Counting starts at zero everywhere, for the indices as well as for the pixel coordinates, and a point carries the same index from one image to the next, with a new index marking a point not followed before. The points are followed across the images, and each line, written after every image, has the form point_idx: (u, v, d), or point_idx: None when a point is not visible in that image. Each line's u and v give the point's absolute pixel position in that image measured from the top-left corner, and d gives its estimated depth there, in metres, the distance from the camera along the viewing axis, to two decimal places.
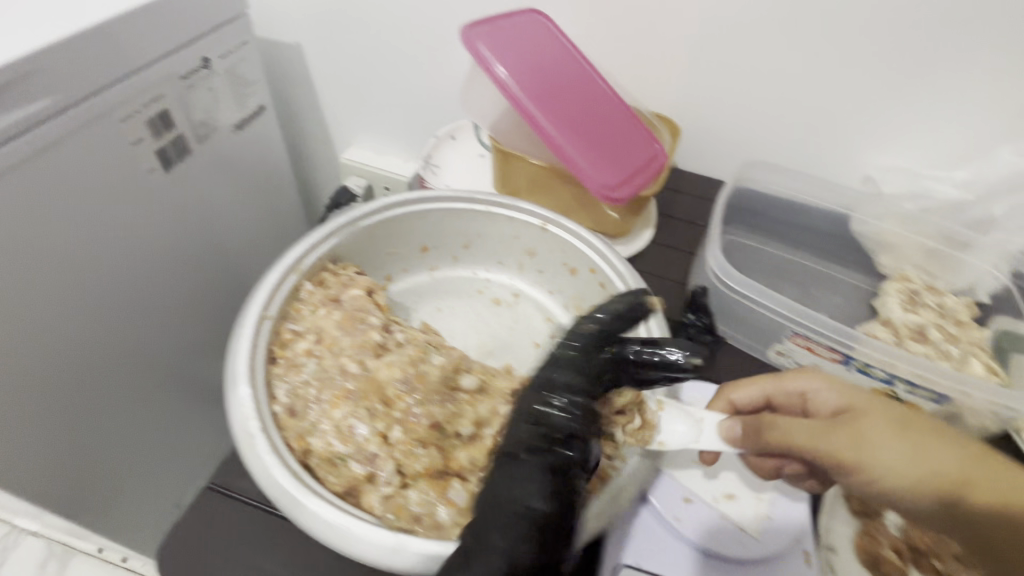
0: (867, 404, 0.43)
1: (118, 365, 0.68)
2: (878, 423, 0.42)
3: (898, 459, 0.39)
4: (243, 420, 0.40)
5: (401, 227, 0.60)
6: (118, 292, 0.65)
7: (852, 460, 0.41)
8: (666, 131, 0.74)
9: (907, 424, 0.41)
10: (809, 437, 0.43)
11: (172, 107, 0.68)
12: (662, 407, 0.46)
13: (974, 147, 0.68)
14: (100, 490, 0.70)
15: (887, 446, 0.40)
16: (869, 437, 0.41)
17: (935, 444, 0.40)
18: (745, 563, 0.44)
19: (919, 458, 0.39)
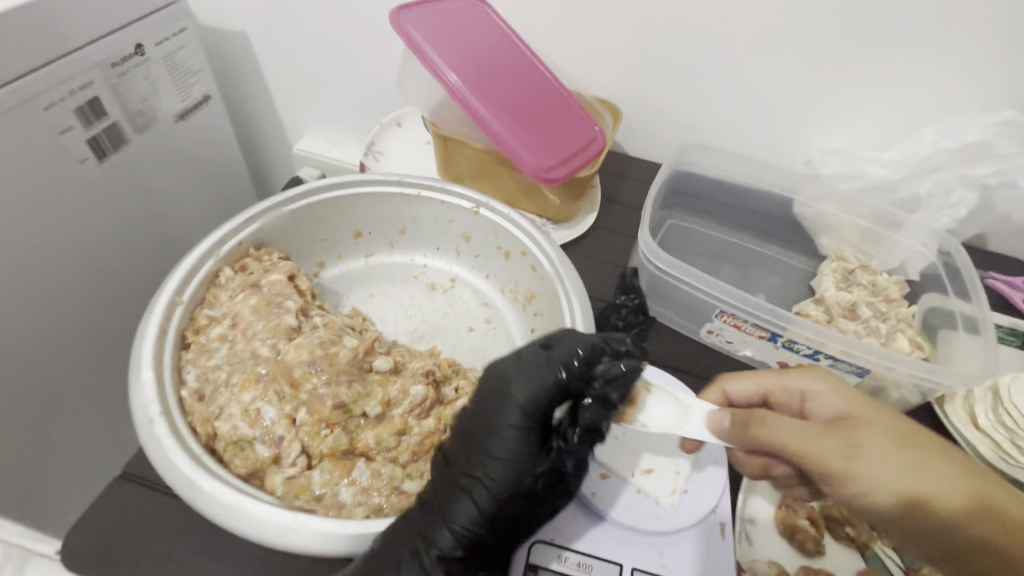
0: (865, 415, 0.42)
1: (47, 360, 0.66)
2: (879, 437, 0.41)
3: (892, 473, 0.39)
4: (143, 405, 0.39)
5: (331, 213, 0.60)
6: (45, 286, 0.63)
7: (843, 469, 0.39)
8: (608, 114, 0.74)
9: (906, 441, 0.40)
10: (803, 438, 0.41)
11: (102, 95, 0.66)
12: (651, 389, 0.46)
13: (907, 129, 0.69)
14: (34, 485, 0.68)
15: (887, 462, 0.39)
16: (868, 450, 0.40)
17: (928, 463, 0.40)
18: (658, 536, 0.45)
19: (915, 476, 0.39)
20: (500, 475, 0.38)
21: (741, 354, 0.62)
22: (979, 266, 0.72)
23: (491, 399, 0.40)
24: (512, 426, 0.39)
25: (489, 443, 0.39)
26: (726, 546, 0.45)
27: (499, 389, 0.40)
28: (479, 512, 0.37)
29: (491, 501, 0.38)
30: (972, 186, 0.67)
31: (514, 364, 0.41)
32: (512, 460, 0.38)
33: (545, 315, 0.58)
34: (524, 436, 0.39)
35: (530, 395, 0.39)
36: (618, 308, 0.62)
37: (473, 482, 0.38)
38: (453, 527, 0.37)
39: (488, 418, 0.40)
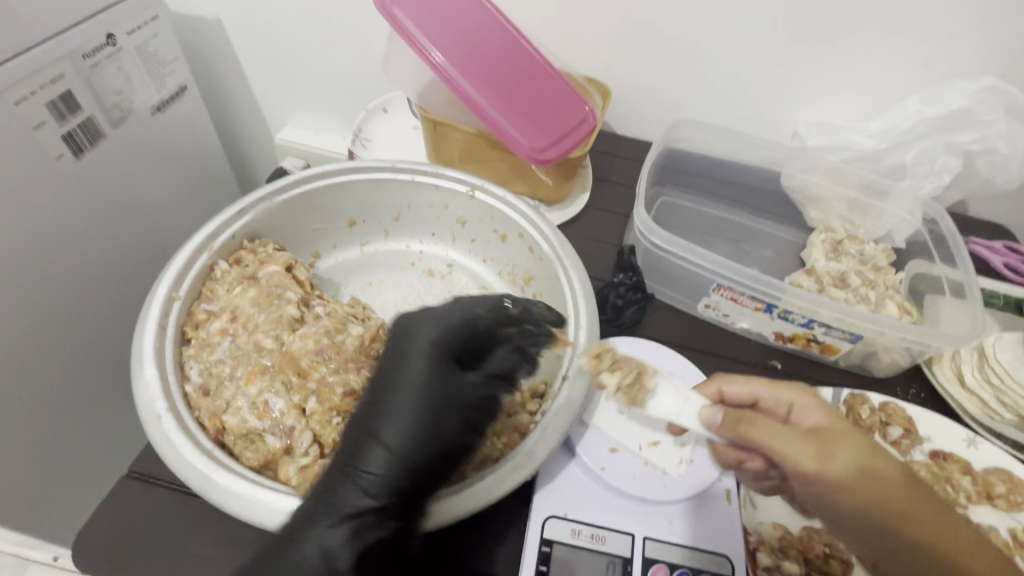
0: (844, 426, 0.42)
1: (36, 365, 0.64)
2: (851, 445, 0.40)
3: (863, 481, 0.38)
4: (149, 401, 0.39)
5: (324, 201, 0.59)
6: (28, 289, 0.61)
7: (818, 469, 0.39)
8: (597, 93, 0.74)
9: (877, 454, 0.40)
10: (783, 437, 0.40)
11: (75, 89, 0.63)
12: (659, 376, 0.47)
13: (892, 99, 0.70)
14: (39, 490, 0.68)
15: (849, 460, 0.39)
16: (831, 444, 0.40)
17: (898, 477, 0.39)
18: (666, 504, 0.46)
19: (876, 479, 0.38)
20: (409, 414, 0.40)
21: (737, 327, 0.63)
22: (961, 230, 0.74)
23: (395, 354, 0.44)
24: (420, 370, 0.42)
25: (395, 388, 0.42)
26: (732, 509, 0.46)
27: (405, 344, 0.45)
28: (391, 453, 0.39)
29: (398, 442, 0.40)
30: (956, 152, 0.68)
31: (413, 325, 0.46)
32: (418, 399, 0.41)
33: (544, 296, 0.58)
34: (433, 376, 0.42)
35: (435, 345, 0.44)
36: (616, 286, 0.62)
37: (380, 426, 0.40)
38: (365, 478, 0.38)
39: (395, 366, 0.43)
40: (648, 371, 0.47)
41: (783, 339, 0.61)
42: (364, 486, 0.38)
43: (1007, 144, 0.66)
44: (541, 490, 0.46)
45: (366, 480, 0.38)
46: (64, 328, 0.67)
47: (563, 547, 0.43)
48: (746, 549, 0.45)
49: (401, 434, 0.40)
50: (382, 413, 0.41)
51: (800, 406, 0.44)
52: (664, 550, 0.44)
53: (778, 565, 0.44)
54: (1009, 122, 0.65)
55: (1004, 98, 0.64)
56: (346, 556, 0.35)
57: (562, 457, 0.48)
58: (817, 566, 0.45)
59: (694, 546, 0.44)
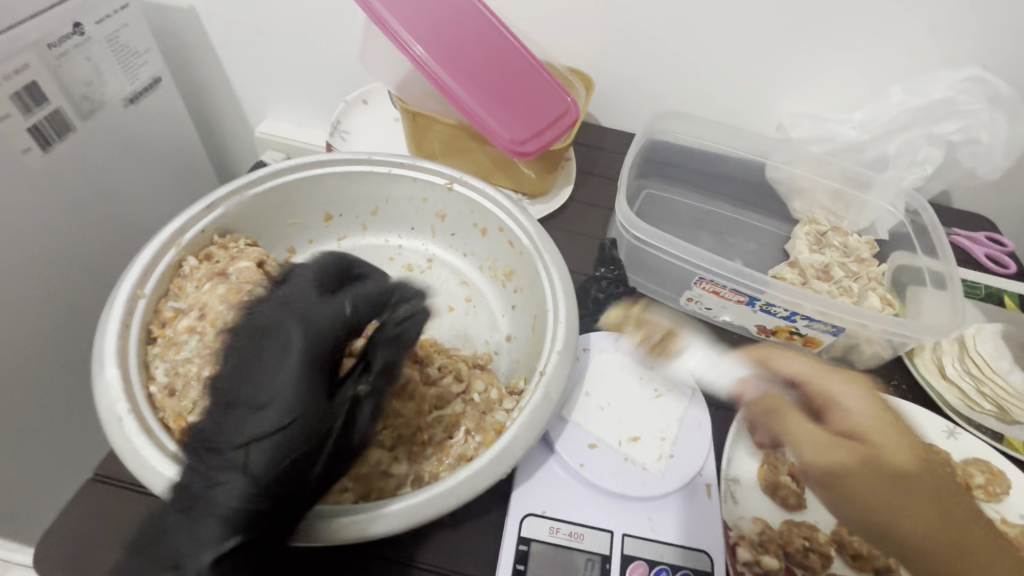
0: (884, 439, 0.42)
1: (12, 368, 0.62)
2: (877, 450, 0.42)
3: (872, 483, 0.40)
4: (110, 402, 0.38)
5: (297, 195, 0.57)
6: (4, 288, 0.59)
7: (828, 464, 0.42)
8: (580, 84, 0.73)
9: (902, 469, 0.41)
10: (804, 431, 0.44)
11: (41, 80, 0.60)
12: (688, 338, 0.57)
13: (876, 90, 0.70)
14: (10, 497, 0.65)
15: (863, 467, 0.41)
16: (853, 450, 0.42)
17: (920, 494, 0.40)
18: (645, 501, 0.45)
19: (891, 492, 0.40)
20: (265, 428, 0.35)
21: (720, 320, 0.62)
22: (944, 222, 0.74)
23: (250, 358, 0.39)
24: (278, 375, 0.37)
25: (253, 398, 0.37)
26: (713, 505, 0.46)
27: (262, 348, 0.39)
28: (250, 479, 0.34)
29: (251, 464, 0.34)
30: (937, 143, 0.67)
31: (273, 324, 0.40)
32: (278, 412, 0.36)
33: (524, 291, 0.57)
34: (295, 381, 0.37)
35: (297, 344, 0.38)
36: (598, 280, 0.62)
37: (236, 446, 0.35)
38: (215, 512, 0.33)
39: (257, 378, 0.37)
40: (676, 335, 0.57)
41: (766, 332, 0.60)
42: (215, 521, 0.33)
43: (989, 135, 0.65)
44: (518, 488, 0.45)
45: (220, 512, 0.33)
46: (42, 330, 0.65)
47: (541, 545, 0.43)
48: (724, 544, 0.44)
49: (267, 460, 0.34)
50: (237, 430, 0.36)
51: (848, 401, 0.45)
52: (642, 546, 0.43)
53: (758, 560, 0.44)
54: (990, 112, 0.65)
55: (985, 89, 0.64)
56: None
57: (541, 454, 0.47)
58: (796, 560, 0.44)
59: (674, 542, 0.44)
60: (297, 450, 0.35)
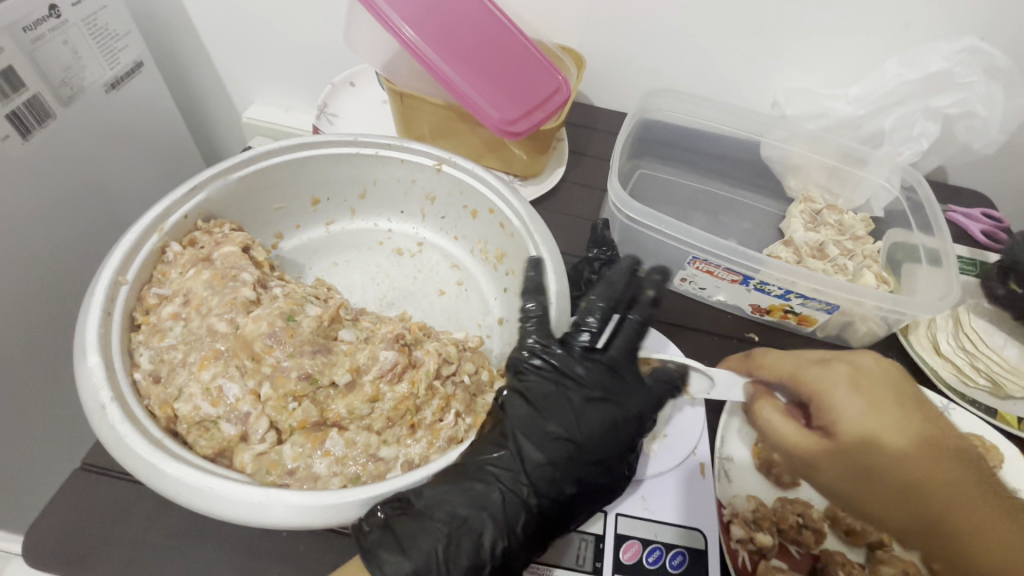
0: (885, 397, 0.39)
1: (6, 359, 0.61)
2: (866, 393, 0.39)
3: (855, 412, 0.39)
4: (93, 391, 0.38)
5: (282, 178, 0.56)
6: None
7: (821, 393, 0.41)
8: (571, 63, 0.71)
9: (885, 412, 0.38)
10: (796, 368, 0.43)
11: (17, 65, 0.59)
12: (799, 319, 0.59)
13: (874, 63, 0.68)
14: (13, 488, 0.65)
15: (862, 406, 0.39)
16: (845, 377, 0.41)
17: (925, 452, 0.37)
18: (639, 480, 0.46)
19: (887, 432, 0.37)
20: (587, 435, 0.42)
21: (714, 300, 0.62)
22: (940, 198, 0.73)
23: (569, 400, 0.44)
24: (596, 386, 0.45)
25: (540, 438, 0.42)
26: (707, 483, 0.46)
27: (597, 393, 0.44)
28: (551, 498, 0.40)
29: (534, 496, 0.40)
30: (934, 117, 0.66)
31: (593, 372, 0.45)
32: (592, 443, 0.42)
33: (517, 273, 0.57)
34: (610, 400, 0.44)
35: (598, 358, 0.46)
36: (590, 261, 0.60)
37: (535, 476, 0.40)
38: (488, 520, 0.38)
39: (573, 389, 0.44)
40: (791, 318, 0.60)
41: (760, 311, 0.60)
42: (497, 529, 0.38)
43: (985, 108, 0.64)
44: None
45: (504, 525, 0.38)
46: (31, 319, 0.64)
47: None
48: (718, 521, 0.44)
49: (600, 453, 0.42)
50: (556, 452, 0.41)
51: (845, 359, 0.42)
52: (636, 525, 0.43)
53: (752, 537, 0.43)
54: (987, 84, 0.63)
55: (982, 59, 0.62)
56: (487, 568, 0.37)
57: None
58: (790, 536, 0.44)
59: (671, 521, 0.44)
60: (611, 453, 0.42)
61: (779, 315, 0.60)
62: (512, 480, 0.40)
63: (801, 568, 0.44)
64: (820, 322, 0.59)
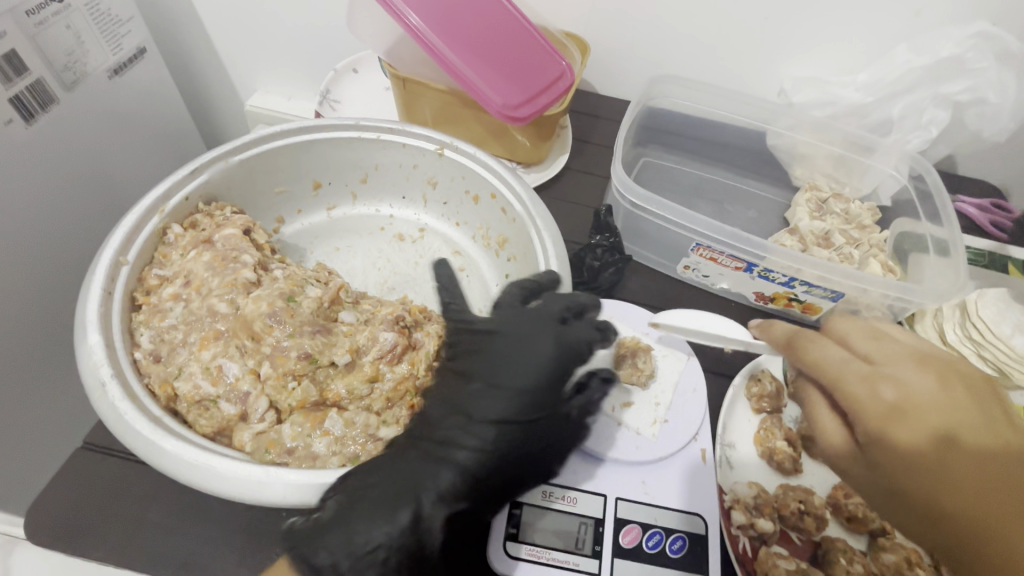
0: (930, 414, 0.34)
1: (11, 342, 0.62)
2: (901, 400, 0.34)
3: (887, 419, 0.34)
4: (93, 368, 0.38)
5: (282, 161, 0.56)
6: None
7: (851, 392, 0.36)
8: (575, 48, 0.71)
9: (905, 418, 0.34)
10: (837, 361, 0.37)
11: (20, 48, 0.58)
12: (803, 307, 0.59)
13: (885, 50, 0.67)
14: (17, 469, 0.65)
15: (900, 418, 0.34)
16: (891, 403, 0.34)
17: (953, 471, 0.32)
18: (637, 465, 0.45)
19: (907, 436, 0.33)
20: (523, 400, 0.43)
21: (718, 288, 0.61)
22: (949, 188, 0.72)
23: (505, 366, 0.44)
24: (526, 355, 0.44)
25: (467, 402, 0.42)
26: (707, 469, 0.45)
27: (532, 357, 0.44)
28: (482, 460, 0.40)
29: (463, 459, 0.40)
30: (943, 104, 0.65)
31: (532, 330, 0.45)
32: (529, 402, 0.43)
33: (518, 259, 0.56)
34: (545, 363, 0.44)
35: (530, 325, 0.46)
36: (593, 249, 0.60)
37: (460, 440, 0.41)
38: (405, 491, 0.38)
39: (508, 356, 0.44)
40: (795, 307, 0.59)
41: (764, 299, 0.59)
42: (420, 497, 0.38)
43: (996, 95, 0.63)
44: None
45: (416, 495, 0.38)
46: (36, 303, 0.64)
47: (532, 509, 0.42)
48: (719, 507, 0.44)
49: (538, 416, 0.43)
50: (485, 415, 0.42)
51: (903, 374, 0.36)
52: (635, 509, 0.43)
53: (753, 523, 0.43)
54: (1000, 70, 0.62)
55: (994, 45, 0.61)
56: (408, 540, 0.36)
57: None
58: (792, 523, 0.43)
59: (670, 506, 0.43)
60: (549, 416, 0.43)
61: (783, 303, 0.59)
62: (433, 452, 0.40)
63: (801, 554, 0.43)
64: (824, 311, 0.58)
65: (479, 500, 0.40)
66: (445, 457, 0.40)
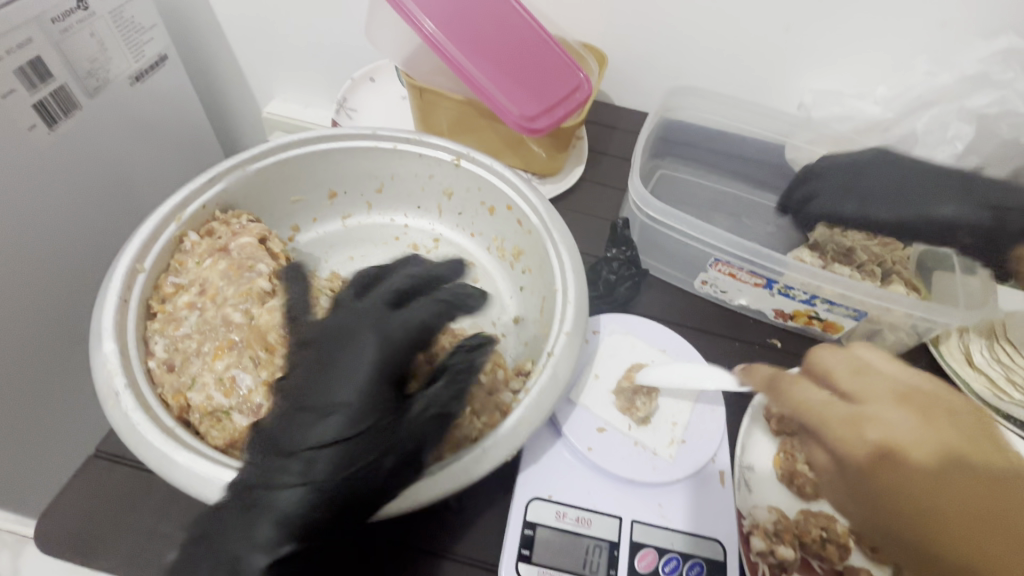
0: (923, 457, 0.32)
1: (28, 344, 0.62)
2: (891, 448, 0.33)
3: (878, 466, 0.33)
4: (107, 377, 0.38)
5: (300, 170, 0.56)
6: (16, 268, 0.59)
7: (842, 440, 0.35)
8: (592, 59, 0.70)
9: (893, 459, 0.33)
10: (826, 410, 0.37)
11: (46, 55, 0.59)
12: (825, 326, 0.57)
13: (910, 64, 0.66)
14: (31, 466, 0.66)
15: (885, 465, 0.33)
16: (875, 443, 0.34)
17: (963, 520, 0.30)
18: (655, 488, 0.44)
19: (902, 483, 0.32)
20: (343, 411, 0.36)
21: (736, 304, 0.60)
22: None
23: (325, 376, 0.38)
24: (344, 353, 0.38)
25: (284, 432, 0.36)
26: (725, 492, 0.44)
27: (350, 353, 0.39)
28: (305, 497, 0.34)
29: (282, 500, 0.34)
30: (969, 118, 0.62)
31: (355, 324, 0.40)
32: (349, 418, 0.36)
33: (534, 271, 0.56)
34: (366, 361, 0.38)
35: (356, 320, 0.41)
36: (609, 262, 0.60)
37: (276, 478, 0.34)
38: (227, 550, 0.33)
39: (328, 360, 0.39)
40: (816, 325, 0.58)
41: (783, 316, 0.58)
42: (240, 553, 0.33)
43: None
44: (524, 471, 0.44)
45: (235, 554, 0.33)
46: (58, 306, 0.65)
47: (546, 530, 0.41)
48: (737, 534, 0.42)
49: (361, 425, 0.36)
50: (301, 444, 0.35)
51: (891, 416, 0.34)
52: (652, 533, 0.42)
53: (773, 549, 0.42)
54: None
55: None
56: None
57: (549, 438, 0.46)
58: (813, 551, 0.42)
59: (688, 531, 0.42)
60: (376, 423, 0.36)
61: (803, 322, 0.58)
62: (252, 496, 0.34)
63: None
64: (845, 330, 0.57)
65: (312, 533, 0.34)
66: (264, 497, 0.34)
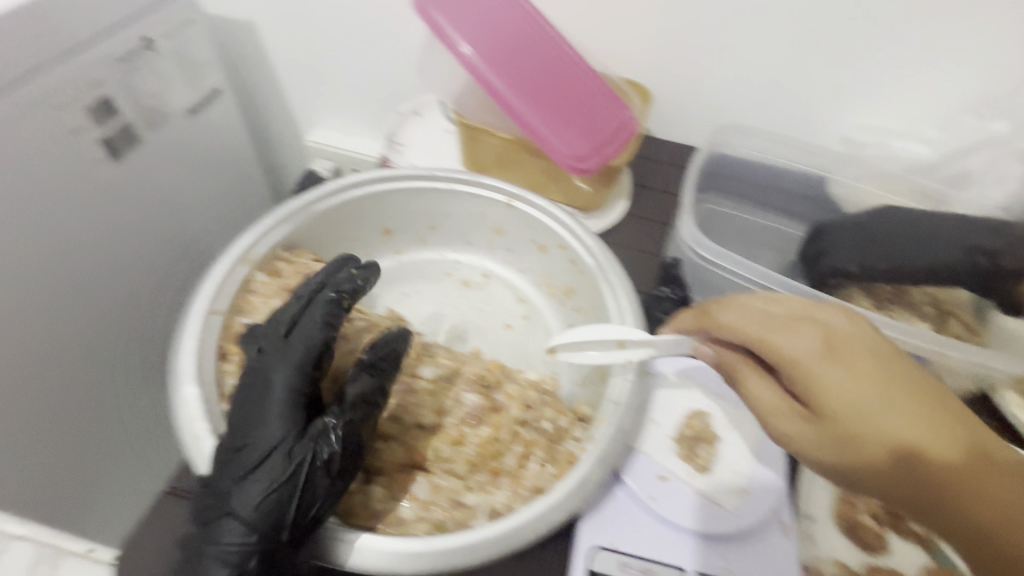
0: (869, 359, 0.35)
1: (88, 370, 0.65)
2: (842, 359, 0.35)
3: (840, 379, 0.34)
4: (190, 421, 0.40)
5: (359, 211, 0.58)
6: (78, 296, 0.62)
7: (799, 365, 0.36)
8: (637, 96, 0.71)
9: (852, 360, 0.35)
10: (773, 336, 0.37)
11: (116, 94, 0.62)
12: None
13: (964, 100, 0.65)
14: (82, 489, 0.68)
15: (846, 376, 0.34)
16: (826, 351, 0.35)
17: (924, 420, 0.33)
18: (719, 540, 0.43)
19: (870, 400, 0.34)
20: (258, 444, 0.38)
21: None
22: None
23: (242, 413, 0.39)
24: (255, 387, 0.40)
25: (217, 473, 0.38)
26: (790, 545, 0.43)
27: (257, 386, 0.40)
28: (241, 531, 0.36)
29: (223, 538, 0.36)
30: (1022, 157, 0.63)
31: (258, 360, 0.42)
32: (264, 448, 0.37)
33: (586, 311, 0.56)
34: (273, 388, 0.40)
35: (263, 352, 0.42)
36: (660, 300, 0.61)
37: (216, 518, 0.37)
38: None
39: (241, 401, 0.40)
40: None
41: None
42: None
43: None
44: (589, 518, 0.44)
45: None
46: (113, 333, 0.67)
47: None
48: None
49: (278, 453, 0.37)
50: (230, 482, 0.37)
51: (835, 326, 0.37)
52: None
53: None
54: None
55: None
56: None
57: (609, 483, 0.46)
58: None
59: None
60: (290, 448, 0.38)
61: None
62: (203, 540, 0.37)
63: None
64: None
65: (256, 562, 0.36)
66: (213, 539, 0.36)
